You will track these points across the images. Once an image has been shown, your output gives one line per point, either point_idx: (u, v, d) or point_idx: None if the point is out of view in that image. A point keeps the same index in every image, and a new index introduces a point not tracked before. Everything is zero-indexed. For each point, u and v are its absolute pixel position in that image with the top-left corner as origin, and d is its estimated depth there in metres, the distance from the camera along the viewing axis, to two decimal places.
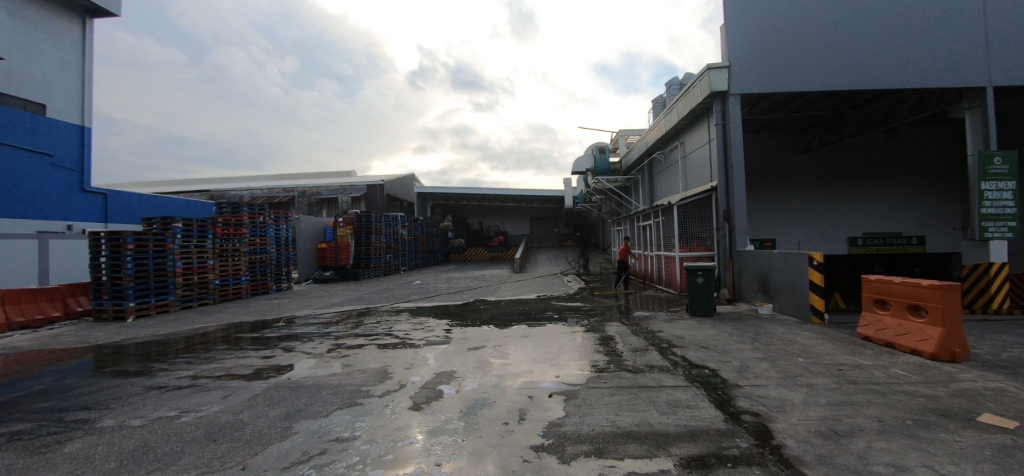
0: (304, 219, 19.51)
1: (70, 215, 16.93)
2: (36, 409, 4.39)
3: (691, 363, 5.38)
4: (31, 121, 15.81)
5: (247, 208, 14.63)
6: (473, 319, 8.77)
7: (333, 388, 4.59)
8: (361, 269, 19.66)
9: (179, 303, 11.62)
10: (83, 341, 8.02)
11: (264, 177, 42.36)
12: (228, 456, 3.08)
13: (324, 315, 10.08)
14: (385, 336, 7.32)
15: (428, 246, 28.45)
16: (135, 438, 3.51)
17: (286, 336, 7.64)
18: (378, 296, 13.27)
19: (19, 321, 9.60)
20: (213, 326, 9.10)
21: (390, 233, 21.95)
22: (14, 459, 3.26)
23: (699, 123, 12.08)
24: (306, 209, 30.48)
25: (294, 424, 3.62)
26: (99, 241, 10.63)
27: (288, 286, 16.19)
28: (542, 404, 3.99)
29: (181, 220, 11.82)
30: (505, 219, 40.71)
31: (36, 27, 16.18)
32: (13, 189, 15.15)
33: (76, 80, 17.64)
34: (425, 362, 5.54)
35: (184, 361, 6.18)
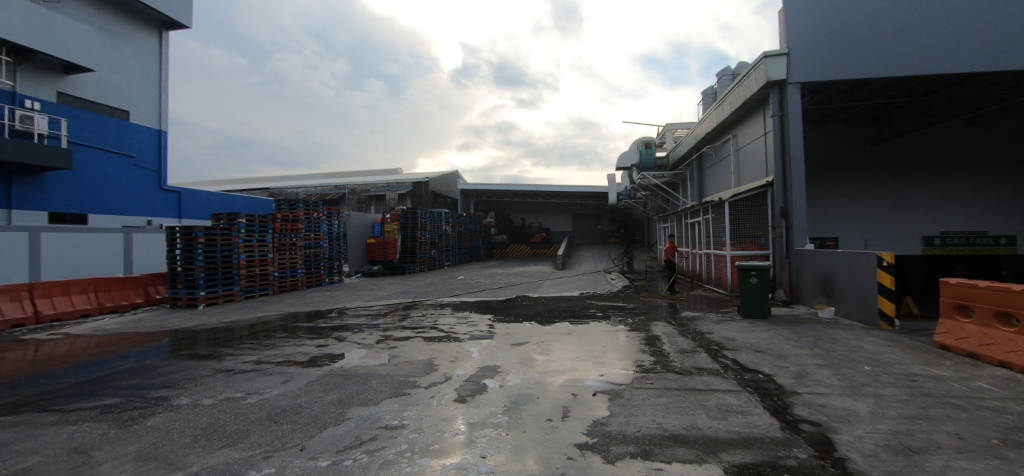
0: (354, 216, 20.53)
1: (149, 211, 18.69)
2: (125, 386, 4.89)
3: (744, 367, 5.13)
4: (118, 126, 17.61)
5: (303, 204, 15.45)
6: (516, 315, 8.81)
7: (383, 377, 4.77)
8: (407, 264, 20.21)
9: (243, 293, 12.51)
10: (162, 326, 8.83)
11: (318, 175, 44.63)
12: (288, 437, 3.29)
13: (373, 307, 10.50)
14: (430, 329, 7.52)
15: (471, 242, 28.88)
16: (207, 416, 3.82)
17: (338, 326, 8.03)
18: (423, 290, 13.64)
19: (109, 305, 10.74)
20: (273, 315, 9.72)
21: (434, 229, 22.46)
22: (108, 429, 3.65)
23: (754, 115, 11.45)
24: (356, 206, 31.75)
25: (347, 410, 3.81)
26: (174, 235, 11.63)
27: (339, 279, 16.99)
28: (585, 402, 3.95)
29: (244, 216, 12.68)
30: (548, 215, 40.50)
31: (121, 41, 17.99)
32: (103, 188, 16.93)
33: (153, 88, 19.36)
34: (469, 356, 5.63)
35: (248, 347, 6.65)
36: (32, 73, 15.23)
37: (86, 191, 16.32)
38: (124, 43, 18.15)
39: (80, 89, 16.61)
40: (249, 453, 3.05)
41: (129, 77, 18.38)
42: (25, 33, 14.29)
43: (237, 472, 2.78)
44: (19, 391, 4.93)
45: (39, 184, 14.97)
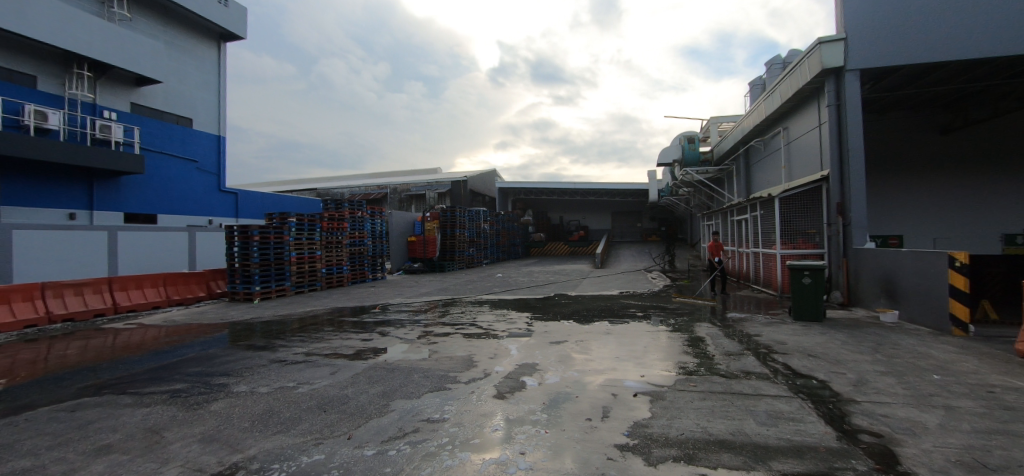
0: (396, 215, 21.16)
1: (210, 211, 20.06)
2: (191, 372, 5.29)
3: (796, 372, 4.87)
4: (182, 132, 19.03)
5: (348, 204, 16.06)
6: (554, 314, 8.79)
7: (424, 371, 4.90)
8: (446, 262, 20.58)
9: (294, 288, 13.19)
10: (222, 318, 9.48)
11: (361, 176, 46.28)
12: (336, 426, 3.44)
13: (414, 303, 10.79)
14: (469, 326, 7.63)
15: (509, 240, 29.03)
16: (262, 403, 4.06)
17: (382, 322, 8.31)
18: (462, 288, 13.86)
19: (175, 298, 11.64)
20: (321, 310, 10.19)
21: (473, 227, 22.76)
22: (176, 412, 3.97)
23: (807, 105, 10.81)
24: (397, 205, 32.65)
25: (391, 402, 3.94)
26: (233, 233, 12.43)
27: (382, 275, 17.56)
28: (626, 403, 3.89)
29: (295, 215, 13.35)
30: (586, 213, 40.04)
31: (184, 53, 19.43)
32: (170, 190, 18.36)
33: (213, 96, 20.74)
34: (508, 353, 5.68)
35: (299, 339, 7.02)
36: (109, 86, 16.71)
37: (155, 193, 17.75)
38: (186, 55, 19.58)
39: (150, 99, 18.08)
40: (301, 439, 3.22)
41: (192, 87, 19.80)
42: (103, 50, 15.71)
43: (290, 457, 2.95)
44: (102, 374, 5.45)
45: (117, 187, 16.44)
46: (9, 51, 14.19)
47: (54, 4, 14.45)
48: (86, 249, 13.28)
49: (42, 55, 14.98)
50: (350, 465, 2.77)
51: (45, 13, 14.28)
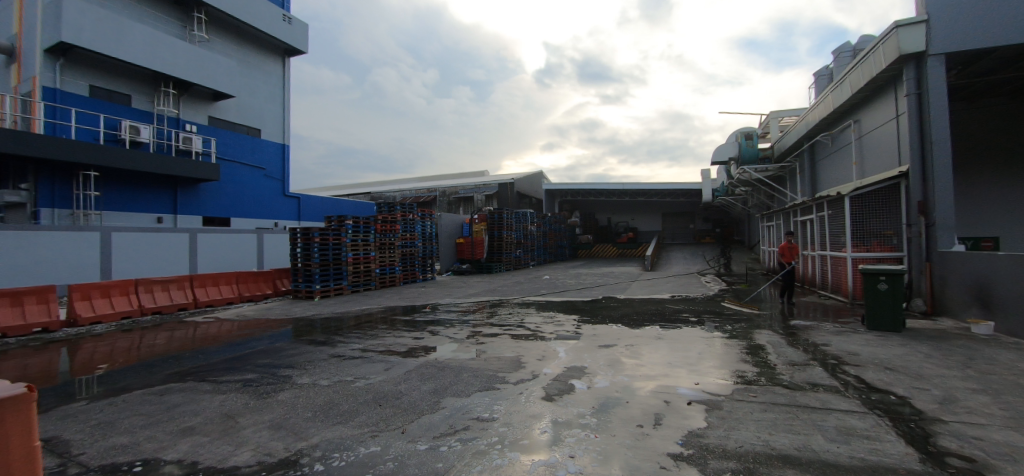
0: (445, 217, 21.64)
1: (276, 214, 21.51)
2: (260, 364, 5.71)
3: (871, 386, 4.48)
4: (252, 142, 20.66)
5: (400, 207, 16.67)
6: (602, 317, 8.62)
7: (474, 371, 4.99)
8: (494, 263, 20.81)
9: (350, 287, 13.87)
10: (287, 314, 10.16)
11: (412, 180, 47.83)
12: (391, 419, 3.58)
13: (462, 304, 11.00)
14: (517, 328, 7.67)
15: (556, 242, 28.89)
16: (323, 395, 4.30)
17: (432, 321, 8.55)
18: (510, 289, 13.97)
19: (246, 295, 12.59)
20: (375, 308, 10.65)
21: (520, 229, 22.86)
22: (249, 399, 4.30)
23: (882, 95, 9.93)
24: (446, 208, 33.44)
25: (442, 399, 4.04)
26: (296, 235, 13.28)
27: (432, 276, 18.05)
28: (680, 411, 3.75)
29: (351, 218, 14.04)
30: (635, 214, 39.04)
31: (254, 69, 21.07)
32: (241, 195, 19.93)
33: (279, 108, 22.30)
34: (556, 355, 5.65)
35: (356, 336, 7.38)
36: (191, 101, 18.42)
37: (228, 198, 19.34)
38: (255, 71, 21.20)
39: (225, 112, 19.75)
40: (359, 431, 3.38)
41: (260, 100, 21.40)
42: (186, 70, 17.36)
43: (349, 447, 3.10)
44: (186, 363, 6.02)
45: (197, 193, 18.08)
46: (110, 74, 16.06)
47: (145, 31, 16.18)
48: (171, 250, 14.70)
49: (137, 76, 16.77)
50: (404, 458, 2.87)
51: (138, 39, 16.02)
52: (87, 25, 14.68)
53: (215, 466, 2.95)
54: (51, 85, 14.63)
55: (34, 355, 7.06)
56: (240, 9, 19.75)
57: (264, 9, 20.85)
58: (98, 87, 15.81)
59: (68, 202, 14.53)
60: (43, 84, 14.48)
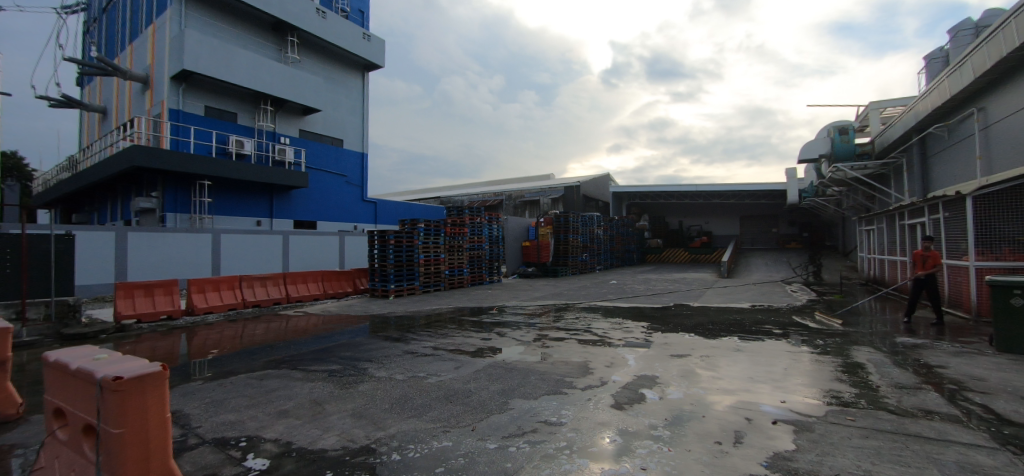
0: (511, 220, 21.93)
1: (356, 218, 23.12)
2: (343, 356, 6.17)
3: (1004, 418, 3.83)
4: (335, 152, 22.45)
5: (469, 210, 17.17)
6: (673, 325, 8.22)
7: (541, 374, 4.99)
8: (559, 266, 20.73)
9: (422, 287, 14.54)
10: (365, 311, 10.87)
11: (479, 184, 49.11)
12: (462, 417, 3.69)
13: (528, 307, 11.08)
14: (584, 333, 7.56)
15: (624, 246, 28.12)
16: (398, 389, 4.55)
17: (499, 323, 8.71)
18: (576, 293, 13.80)
19: (331, 292, 13.67)
20: (445, 308, 11.05)
21: (586, 233, 22.56)
22: (333, 388, 4.66)
23: (1015, 78, 8.50)
24: (512, 211, 33.91)
25: (510, 400, 4.10)
26: (374, 237, 14.17)
27: (498, 278, 18.37)
28: (764, 430, 3.47)
29: (423, 221, 14.70)
30: (710, 217, 36.90)
31: (337, 84, 22.93)
32: (325, 201, 21.71)
33: (359, 119, 24.00)
34: (625, 362, 5.50)
35: (427, 334, 7.71)
36: (285, 116, 20.43)
37: (315, 203, 21.16)
38: (339, 86, 23.03)
39: (313, 125, 21.66)
40: (432, 425, 3.53)
41: (343, 112, 23.19)
42: (281, 88, 19.29)
43: (423, 440, 3.24)
44: (280, 352, 6.67)
45: (289, 199, 19.98)
46: (221, 96, 18.31)
47: (248, 56, 18.23)
48: (268, 250, 16.37)
49: (241, 96, 18.94)
50: (474, 455, 2.95)
51: (243, 64, 18.10)
52: (203, 54, 16.87)
53: (306, 448, 3.22)
54: (176, 107, 17.00)
55: (162, 338, 8.21)
56: (327, 30, 21.58)
57: (347, 28, 22.58)
58: (212, 107, 18.10)
59: (187, 207, 16.74)
60: (170, 106, 16.87)
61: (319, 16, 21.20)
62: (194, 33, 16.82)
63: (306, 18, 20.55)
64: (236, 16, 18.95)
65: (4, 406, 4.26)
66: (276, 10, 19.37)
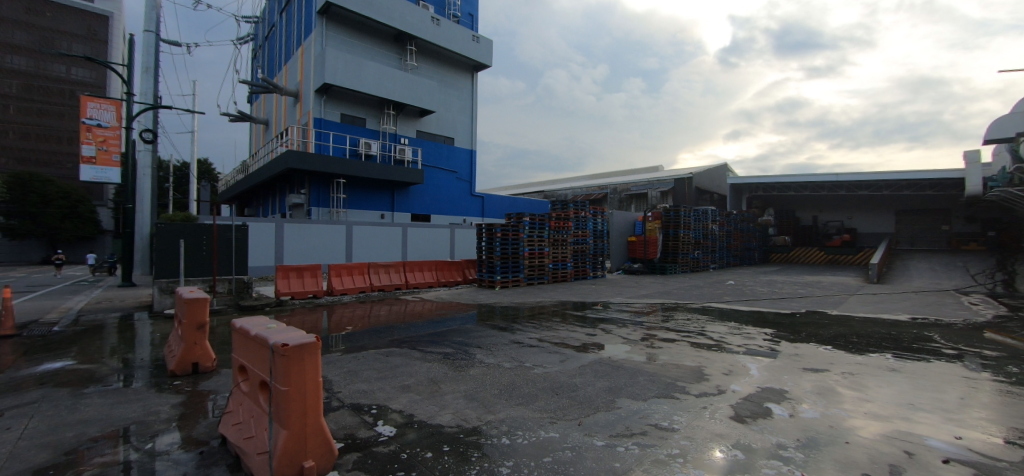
0: (617, 214, 21.28)
1: (465, 212, 24.46)
2: (455, 341, 6.61)
3: None
4: (446, 149, 24.02)
5: (573, 204, 17.02)
6: (806, 336, 7.24)
7: (650, 375, 4.78)
8: (668, 264, 19.60)
9: (526, 279, 14.91)
10: (474, 300, 11.50)
11: (582, 177, 48.51)
12: (568, 410, 3.71)
13: (635, 304, 10.66)
14: (697, 336, 7.05)
15: (744, 244, 25.54)
16: (507, 376, 4.73)
17: (604, 319, 8.55)
18: (687, 293, 12.93)
19: (443, 280, 14.72)
20: (549, 301, 11.15)
21: (699, 228, 20.98)
22: (448, 370, 5.01)
23: None
24: (617, 205, 32.94)
25: (617, 399, 4.00)
26: (482, 230, 14.85)
27: (603, 274, 18.02)
28: (931, 468, 2.89)
29: (528, 215, 14.97)
30: (855, 211, 31.66)
31: (449, 86, 24.42)
32: (437, 195, 23.38)
33: (468, 118, 25.30)
34: (747, 372, 4.99)
35: (533, 326, 7.88)
36: (405, 119, 22.38)
37: (429, 198, 22.89)
38: (450, 87, 24.51)
39: (428, 125, 23.41)
40: (539, 415, 3.61)
41: (454, 112, 24.65)
42: (401, 93, 21.14)
43: (530, 428, 3.33)
44: (400, 332, 7.38)
45: (407, 194, 21.90)
46: (353, 104, 20.73)
47: (375, 66, 20.34)
48: (390, 241, 18.17)
49: (369, 103, 21.19)
50: (581, 450, 2.95)
51: (370, 74, 20.24)
52: (339, 68, 19.23)
53: (426, 421, 3.54)
54: (320, 116, 19.69)
55: (309, 314, 9.65)
56: (440, 36, 23.04)
57: (458, 33, 23.87)
58: (346, 114, 20.61)
59: (327, 203, 19.35)
60: (315, 115, 19.60)
61: (434, 24, 22.73)
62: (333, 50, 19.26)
63: (422, 27, 22.20)
64: (365, 31, 21.24)
65: (204, 359, 5.39)
66: (397, 22, 21.24)
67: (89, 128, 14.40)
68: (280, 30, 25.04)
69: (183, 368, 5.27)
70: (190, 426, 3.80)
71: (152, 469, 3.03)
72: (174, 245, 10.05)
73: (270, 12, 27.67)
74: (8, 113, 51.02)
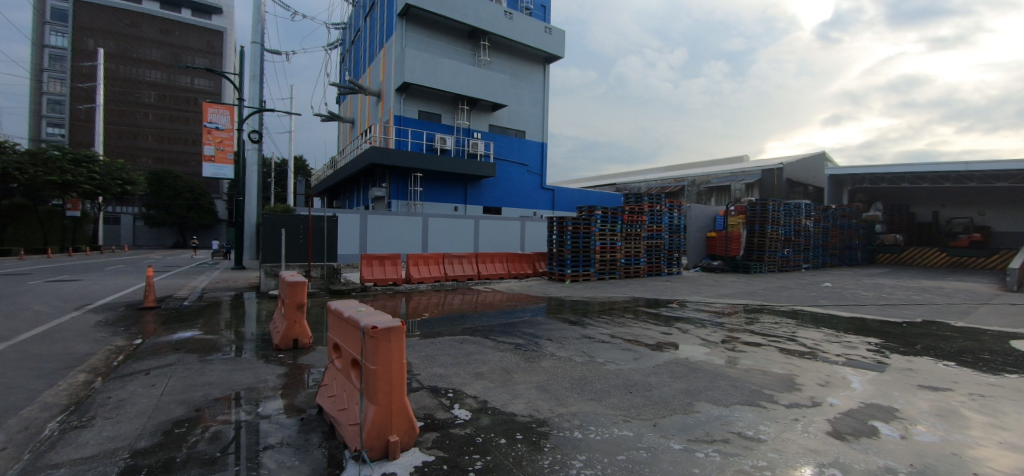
0: (695, 209, 20.11)
1: (536, 205, 24.58)
2: (525, 332, 6.70)
3: None
4: (518, 143, 24.23)
5: (647, 197, 16.35)
6: (921, 348, 6.35)
7: (733, 380, 4.50)
8: (752, 262, 18.20)
9: (597, 274, 14.66)
10: (544, 293, 11.55)
11: (658, 169, 46.37)
12: (642, 410, 3.61)
13: (714, 304, 10.06)
14: (787, 341, 6.48)
15: (844, 242, 22.91)
16: (578, 371, 4.71)
17: (680, 318, 8.17)
18: (774, 294, 11.91)
19: (514, 272, 14.95)
20: (621, 297, 10.86)
21: (790, 224, 19.16)
22: (519, 360, 5.10)
23: None
24: (695, 199, 31.13)
25: (696, 402, 3.82)
26: (553, 223, 14.81)
27: (678, 270, 17.17)
28: None
29: (600, 208, 14.65)
30: (989, 207, 26.97)
31: (521, 79, 24.54)
32: (509, 189, 23.72)
33: (539, 111, 25.28)
34: (847, 385, 4.50)
35: (604, 321, 7.75)
36: (478, 114, 22.91)
37: (500, 191, 23.30)
38: (522, 81, 24.62)
39: (500, 119, 23.78)
40: (612, 412, 3.56)
41: (526, 105, 24.75)
42: (475, 89, 21.64)
43: (603, 425, 3.30)
44: (473, 321, 7.63)
45: (479, 187, 22.46)
46: (429, 101, 21.64)
47: (450, 63, 21.00)
48: (463, 233, 18.78)
49: (444, 99, 21.98)
50: (658, 452, 2.87)
51: (446, 71, 20.94)
52: (417, 67, 20.15)
53: (500, 409, 3.64)
54: (400, 114, 20.82)
55: (389, 300, 10.32)
56: (512, 30, 23.17)
57: (530, 25, 23.87)
58: (423, 111, 21.58)
59: (405, 196, 20.46)
60: (395, 113, 20.75)
61: (507, 18, 22.91)
62: (411, 50, 20.19)
63: (495, 22, 22.49)
64: (441, 30, 21.99)
65: (303, 336, 5.99)
66: (471, 19, 21.72)
67: (210, 131, 16.55)
68: (364, 34, 26.78)
69: (286, 343, 5.92)
70: (291, 395, 4.27)
71: (263, 430, 3.45)
72: (277, 233, 11.25)
73: (356, 18, 29.62)
74: (149, 120, 60.00)
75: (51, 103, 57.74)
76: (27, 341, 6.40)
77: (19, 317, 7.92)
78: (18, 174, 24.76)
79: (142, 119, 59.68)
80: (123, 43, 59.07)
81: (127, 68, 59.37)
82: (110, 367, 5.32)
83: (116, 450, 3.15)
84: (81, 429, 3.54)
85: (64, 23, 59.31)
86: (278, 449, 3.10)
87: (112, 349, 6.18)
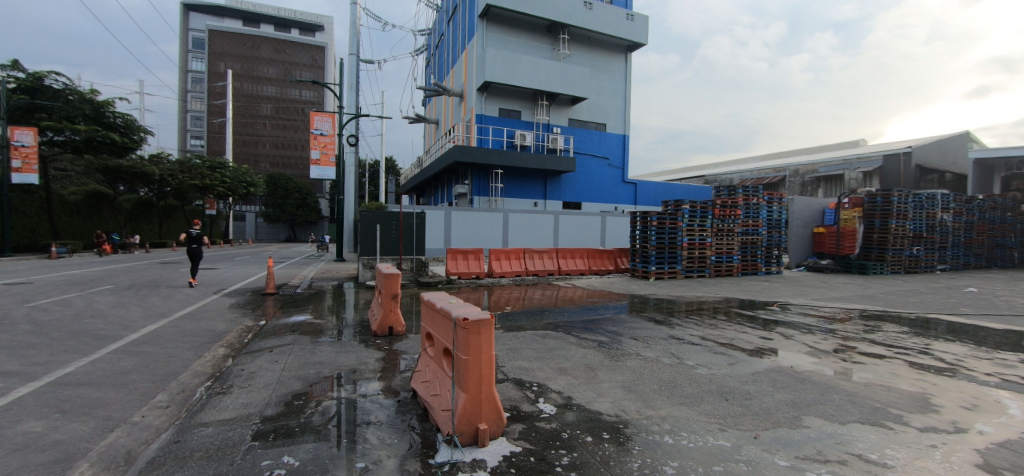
0: (799, 202, 18.15)
1: (617, 199, 23.90)
2: (609, 330, 6.56)
3: None
4: (598, 136, 23.72)
5: (742, 190, 15.07)
6: None
7: (850, 395, 4.00)
8: (870, 262, 15.97)
9: (684, 272, 13.89)
10: (626, 290, 11.19)
11: (752, 159, 42.42)
12: (741, 419, 3.37)
13: (822, 308, 8.99)
14: (918, 354, 5.61)
15: (993, 240, 19.17)
16: (666, 373, 4.51)
17: (781, 322, 7.43)
18: (900, 299, 10.33)
19: (595, 269, 14.70)
20: (712, 297, 10.15)
21: (921, 218, 16.46)
22: (604, 359, 5.00)
23: None
24: (799, 189, 28.40)
25: (804, 416, 3.47)
26: (636, 218, 14.30)
27: (778, 270, 15.64)
28: None
29: (688, 202, 13.76)
30: None
31: (601, 70, 23.93)
32: (589, 183, 23.37)
33: (621, 102, 24.49)
34: (1001, 411, 3.78)
35: (694, 322, 7.33)
36: (557, 108, 22.73)
37: (580, 185, 23.02)
38: (602, 72, 24.01)
39: (580, 113, 23.38)
40: (706, 419, 3.36)
41: (606, 97, 24.10)
42: (554, 83, 21.52)
43: (696, 432, 3.13)
44: (555, 317, 7.65)
45: (559, 183, 22.38)
46: (509, 98, 21.99)
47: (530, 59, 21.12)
48: (542, 228, 18.85)
49: (522, 96, 22.18)
50: (760, 466, 2.65)
51: (525, 68, 21.11)
52: (498, 66, 20.58)
53: (585, 406, 3.62)
54: (481, 113, 21.43)
55: (474, 293, 10.74)
56: (592, 20, 22.68)
57: (611, 14, 23.17)
58: (503, 108, 21.98)
59: (486, 192, 21.07)
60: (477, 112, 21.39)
61: (586, 9, 22.46)
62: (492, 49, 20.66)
63: (575, 14, 22.15)
64: (520, 27, 22.19)
65: (397, 323, 6.46)
66: (550, 13, 21.62)
67: (316, 137, 18.36)
68: (447, 38, 27.90)
69: (382, 329, 6.42)
70: (388, 378, 4.63)
71: (366, 407, 3.80)
72: (373, 229, 12.21)
73: (440, 23, 30.92)
74: (266, 130, 68.12)
75: (193, 119, 67.98)
76: (181, 318, 7.68)
77: (174, 299, 9.49)
78: (171, 181, 29.09)
79: (261, 129, 67.94)
80: (246, 64, 67.68)
81: (249, 85, 68.01)
82: (242, 344, 6.21)
83: (250, 415, 3.66)
84: (223, 395, 4.18)
85: (202, 51, 69.55)
86: (379, 427, 3.38)
87: (242, 328, 7.19)
